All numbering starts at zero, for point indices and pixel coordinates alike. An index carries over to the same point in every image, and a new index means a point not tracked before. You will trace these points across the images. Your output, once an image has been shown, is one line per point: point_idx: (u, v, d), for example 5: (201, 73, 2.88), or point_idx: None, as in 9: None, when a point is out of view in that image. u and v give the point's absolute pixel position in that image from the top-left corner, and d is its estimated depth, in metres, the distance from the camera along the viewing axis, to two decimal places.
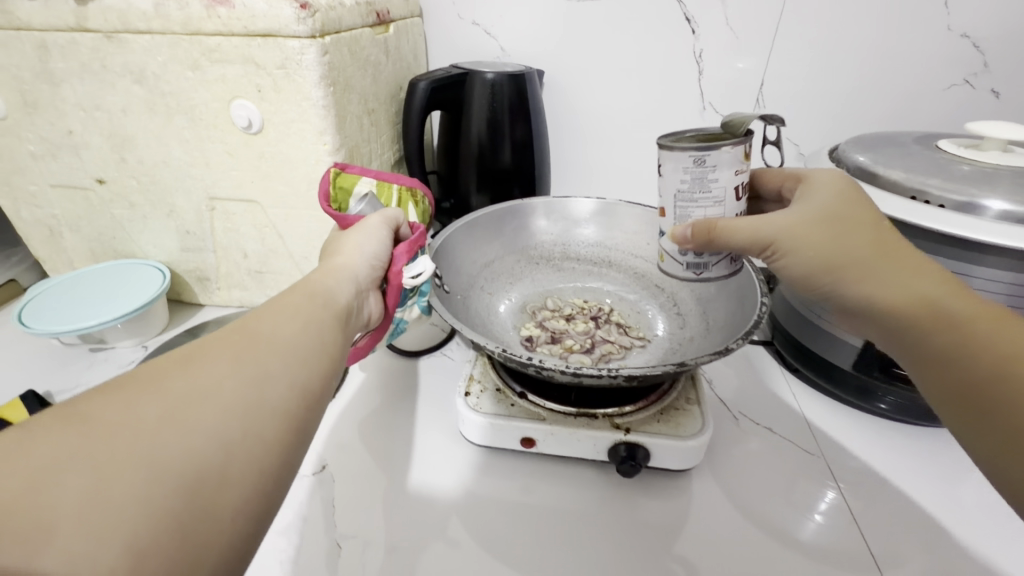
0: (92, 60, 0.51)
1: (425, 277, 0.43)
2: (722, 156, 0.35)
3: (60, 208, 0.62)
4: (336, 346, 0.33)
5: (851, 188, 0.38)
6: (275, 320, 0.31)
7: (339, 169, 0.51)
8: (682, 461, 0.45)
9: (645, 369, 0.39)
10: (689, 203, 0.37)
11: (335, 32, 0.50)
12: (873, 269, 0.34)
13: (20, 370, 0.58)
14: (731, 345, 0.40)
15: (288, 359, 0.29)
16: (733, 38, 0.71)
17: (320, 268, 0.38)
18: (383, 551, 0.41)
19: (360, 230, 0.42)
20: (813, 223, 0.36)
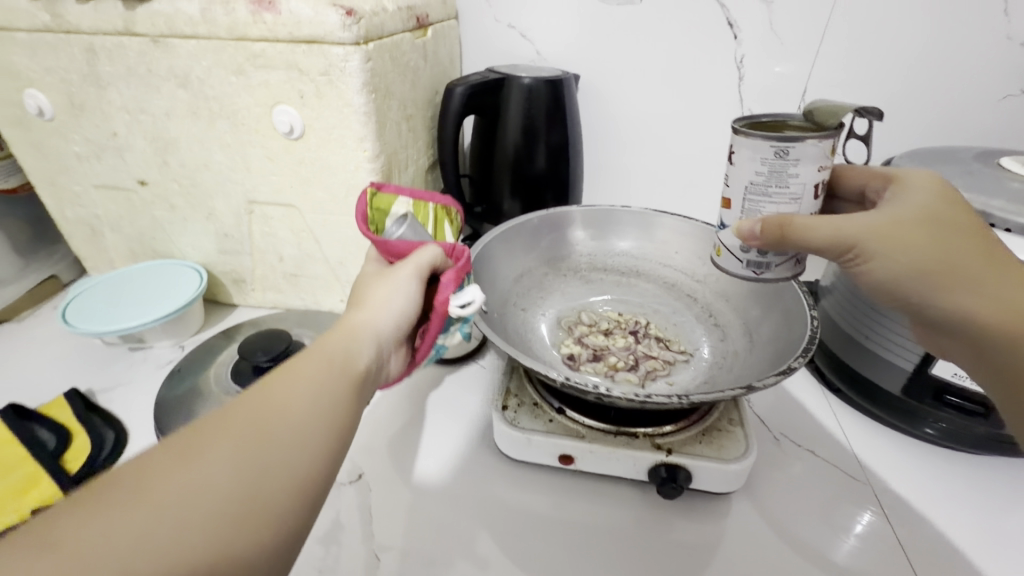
0: (138, 64, 0.51)
1: (474, 307, 0.40)
2: (807, 149, 0.32)
3: (103, 209, 0.63)
4: (345, 414, 0.33)
5: (947, 192, 0.35)
6: (290, 387, 0.32)
7: (374, 189, 0.46)
8: (724, 485, 0.44)
9: (714, 394, 0.38)
10: (761, 198, 0.34)
11: (378, 38, 0.50)
12: (970, 281, 0.33)
13: (63, 366, 0.59)
14: (793, 364, 0.39)
15: (298, 431, 0.30)
16: (777, 43, 0.69)
17: (343, 319, 0.38)
18: (419, 564, 0.41)
19: (388, 277, 0.40)
20: (911, 226, 0.33)
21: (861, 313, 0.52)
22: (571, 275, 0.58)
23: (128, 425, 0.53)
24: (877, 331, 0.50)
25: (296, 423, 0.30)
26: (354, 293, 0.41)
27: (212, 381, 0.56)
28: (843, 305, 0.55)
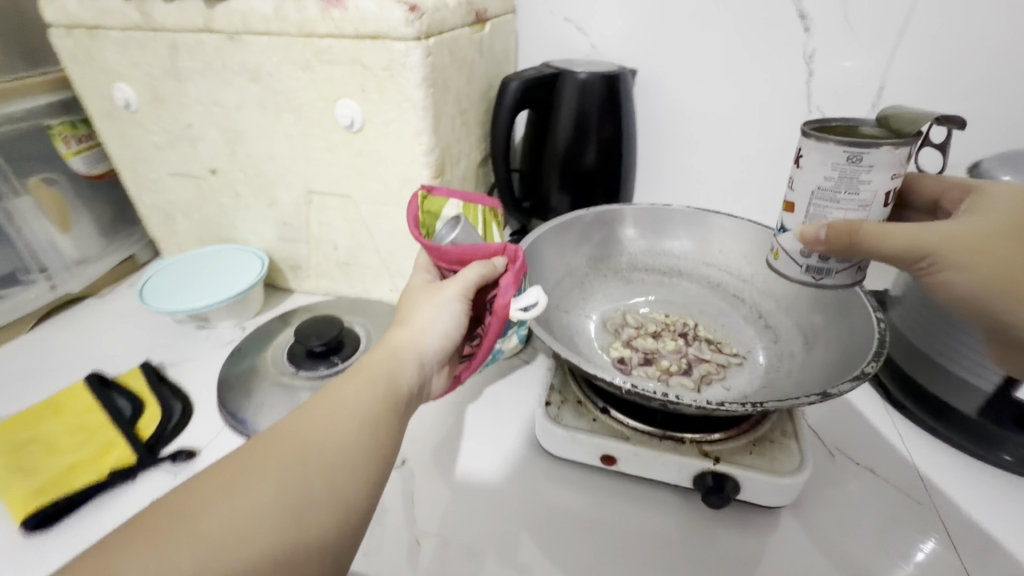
0: (215, 58, 0.54)
1: (536, 309, 0.39)
2: (883, 155, 0.31)
3: (177, 195, 0.68)
4: (382, 445, 0.34)
5: None
6: (331, 412, 0.34)
7: (425, 191, 0.46)
8: (774, 498, 0.42)
9: (787, 402, 0.37)
10: (828, 202, 0.34)
11: (438, 33, 0.51)
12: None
13: (137, 340, 0.64)
14: (866, 369, 0.38)
15: (337, 453, 0.32)
16: (851, 37, 0.65)
17: (383, 343, 0.40)
18: (459, 553, 0.41)
19: (431, 296, 0.42)
20: (988, 238, 0.36)
21: (934, 325, 0.48)
22: (619, 276, 0.57)
23: (193, 399, 0.56)
24: (954, 345, 0.47)
25: (336, 446, 0.33)
26: (401, 309, 0.43)
27: (269, 363, 0.58)
28: (913, 317, 0.51)
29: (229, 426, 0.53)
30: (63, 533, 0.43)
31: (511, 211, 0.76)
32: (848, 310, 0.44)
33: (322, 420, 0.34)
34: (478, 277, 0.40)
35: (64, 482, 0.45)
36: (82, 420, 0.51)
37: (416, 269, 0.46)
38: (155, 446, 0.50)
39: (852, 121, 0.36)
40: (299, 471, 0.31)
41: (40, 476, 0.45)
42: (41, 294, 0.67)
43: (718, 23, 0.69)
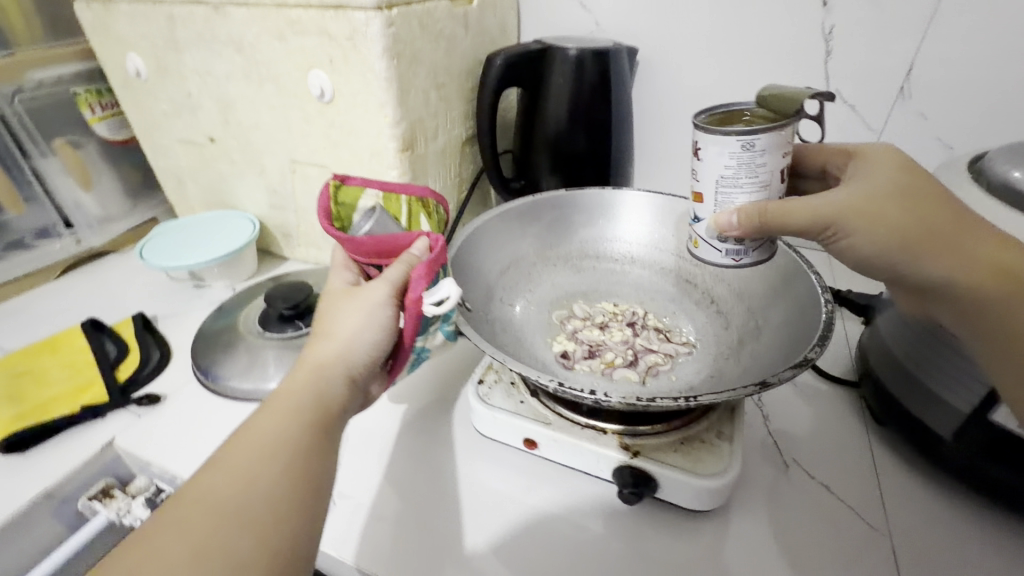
0: (205, 29, 0.57)
1: (450, 304, 0.36)
2: (773, 140, 0.34)
3: (184, 161, 0.72)
4: (315, 476, 0.31)
5: (908, 162, 0.38)
6: (245, 458, 0.30)
7: (339, 181, 0.43)
8: (695, 501, 0.40)
9: (724, 394, 0.35)
10: (734, 188, 0.36)
11: (405, 4, 0.50)
12: (944, 237, 0.35)
13: (140, 294, 0.69)
14: (809, 355, 0.37)
15: (258, 503, 0.29)
16: (876, 12, 0.58)
17: (303, 362, 0.35)
18: (367, 518, 0.42)
19: (354, 300, 0.37)
20: (874, 199, 0.36)
21: (920, 335, 0.43)
22: (566, 266, 0.55)
23: (173, 350, 0.61)
24: (939, 357, 0.41)
25: (254, 495, 0.29)
26: (321, 313, 0.38)
27: (241, 322, 0.61)
28: (900, 322, 0.46)
29: (197, 377, 0.56)
30: (33, 455, 0.48)
31: (498, 191, 0.74)
32: (799, 309, 0.42)
33: (236, 471, 0.30)
34: (400, 273, 0.37)
35: (42, 411, 0.50)
36: (73, 358, 0.57)
37: (334, 267, 0.41)
38: (127, 387, 0.54)
39: (730, 108, 0.39)
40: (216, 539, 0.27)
41: (25, 403, 0.51)
42: (65, 247, 0.75)
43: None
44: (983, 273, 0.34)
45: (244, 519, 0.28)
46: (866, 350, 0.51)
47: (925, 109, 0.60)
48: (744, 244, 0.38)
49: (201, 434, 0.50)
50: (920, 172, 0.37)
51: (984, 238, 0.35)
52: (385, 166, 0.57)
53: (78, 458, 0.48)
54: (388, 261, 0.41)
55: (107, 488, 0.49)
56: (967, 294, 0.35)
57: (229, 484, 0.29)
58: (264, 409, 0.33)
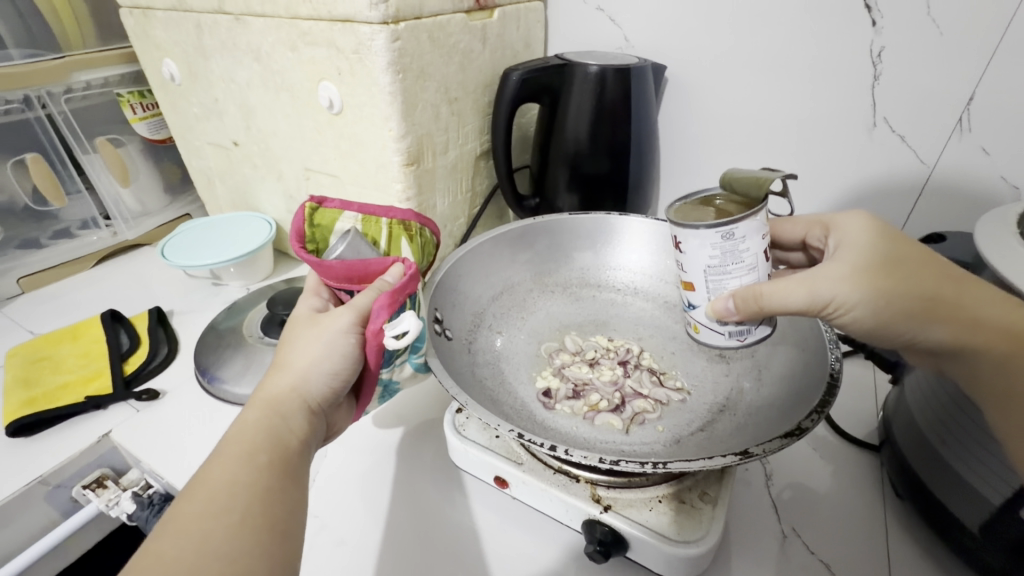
0: (228, 38, 0.59)
1: (411, 336, 0.35)
2: (750, 225, 0.34)
3: (212, 163, 0.75)
4: (279, 518, 0.28)
5: (887, 227, 0.36)
6: (194, 511, 0.27)
7: (316, 204, 0.47)
8: (667, 567, 0.36)
9: (699, 462, 0.31)
10: (723, 275, 0.35)
11: (413, 18, 0.50)
12: (946, 302, 0.32)
13: (163, 288, 0.73)
14: (804, 424, 0.33)
15: (216, 553, 0.25)
16: (934, 36, 0.51)
17: (255, 401, 0.33)
18: (327, 541, 0.42)
19: (316, 328, 0.36)
20: (863, 267, 0.34)
21: (950, 409, 0.37)
22: (559, 294, 0.54)
23: (181, 346, 0.63)
24: (972, 439, 0.35)
25: (210, 546, 0.26)
26: (282, 345, 0.38)
27: (245, 324, 0.62)
28: (930, 388, 0.40)
29: (196, 377, 0.58)
30: (38, 440, 0.51)
31: (512, 207, 0.71)
32: (806, 365, 0.38)
33: (186, 526, 0.26)
34: (367, 302, 0.37)
35: (50, 398, 0.53)
36: (88, 348, 0.60)
37: (305, 293, 0.42)
38: (131, 381, 0.56)
39: (704, 192, 0.39)
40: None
41: (37, 388, 0.54)
42: (102, 239, 0.79)
43: (766, 14, 0.58)
44: (997, 336, 0.31)
45: (203, 574, 0.25)
46: (892, 413, 0.45)
47: (988, 144, 0.53)
48: (745, 324, 0.37)
49: (189, 435, 0.51)
50: (903, 234, 0.35)
51: (987, 296, 0.32)
52: (390, 180, 0.57)
53: (75, 447, 0.50)
54: (358, 286, 0.41)
55: (101, 477, 0.52)
56: (983, 356, 0.32)
57: (176, 546, 0.25)
58: (211, 457, 0.30)
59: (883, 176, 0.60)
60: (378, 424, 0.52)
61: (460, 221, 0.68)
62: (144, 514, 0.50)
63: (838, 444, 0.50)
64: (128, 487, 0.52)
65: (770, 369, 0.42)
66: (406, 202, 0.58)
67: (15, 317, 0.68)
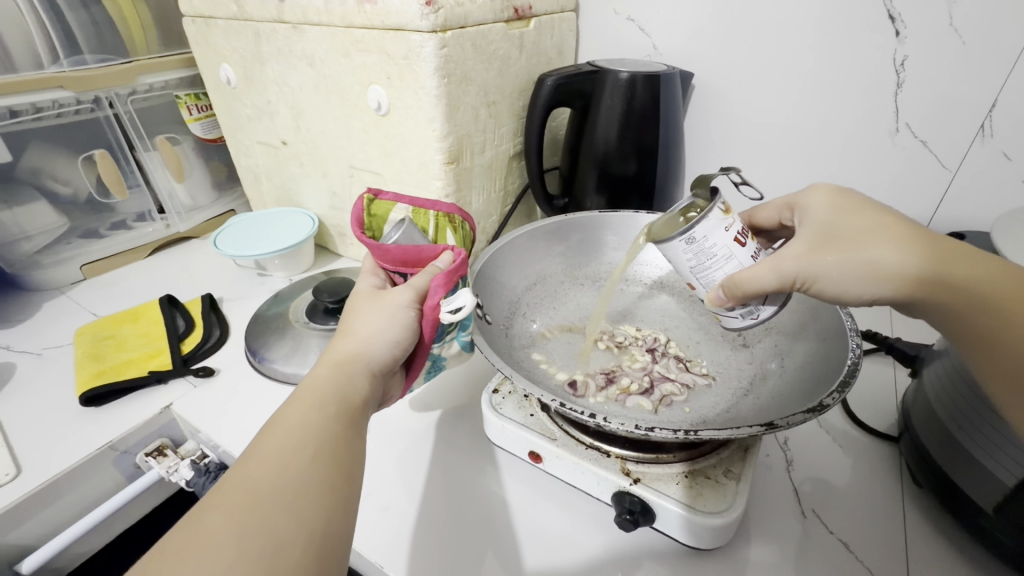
0: (284, 44, 0.63)
1: (464, 312, 0.39)
2: (707, 225, 0.39)
3: (261, 161, 0.80)
4: (346, 462, 0.32)
5: (842, 199, 0.39)
6: (276, 447, 0.31)
7: (373, 195, 0.51)
8: (692, 537, 0.39)
9: (727, 431, 0.33)
10: (707, 272, 0.40)
11: (459, 27, 0.54)
12: (900, 261, 0.34)
13: (213, 278, 0.78)
14: (825, 401, 0.35)
15: (293, 485, 0.29)
16: (957, 46, 0.53)
17: (325, 360, 0.37)
18: (372, 507, 0.45)
19: (379, 303, 0.41)
20: (820, 242, 0.37)
21: (967, 397, 0.39)
22: (587, 286, 0.58)
23: (231, 330, 0.67)
24: (985, 423, 0.37)
25: (288, 478, 0.30)
26: (344, 316, 0.42)
27: (291, 310, 0.66)
28: (948, 378, 0.41)
29: (246, 358, 0.62)
30: (107, 410, 0.55)
31: (541, 206, 0.74)
32: (825, 351, 0.41)
33: (269, 458, 0.30)
34: (424, 282, 0.41)
35: (117, 371, 0.58)
36: (148, 329, 0.64)
37: (363, 273, 0.46)
38: (188, 359, 0.60)
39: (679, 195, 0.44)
40: (255, 521, 0.27)
41: (104, 363, 0.59)
42: (157, 230, 0.85)
43: (793, 24, 0.60)
44: (941, 288, 0.33)
45: (281, 499, 0.29)
46: (911, 405, 0.47)
47: (1011, 149, 0.55)
48: (753, 305, 0.40)
49: (242, 409, 0.55)
50: (863, 203, 0.38)
51: (942, 249, 0.34)
52: (431, 178, 0.61)
53: (141, 416, 0.54)
54: (411, 270, 0.46)
55: (162, 446, 0.56)
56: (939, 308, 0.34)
57: (263, 474, 0.30)
58: (288, 405, 0.34)
59: (905, 180, 0.62)
60: (416, 406, 0.56)
61: (492, 218, 0.72)
62: (201, 480, 0.54)
63: (858, 436, 0.51)
64: (185, 457, 0.56)
65: (792, 357, 0.44)
66: (445, 198, 0.62)
67: (79, 301, 0.74)
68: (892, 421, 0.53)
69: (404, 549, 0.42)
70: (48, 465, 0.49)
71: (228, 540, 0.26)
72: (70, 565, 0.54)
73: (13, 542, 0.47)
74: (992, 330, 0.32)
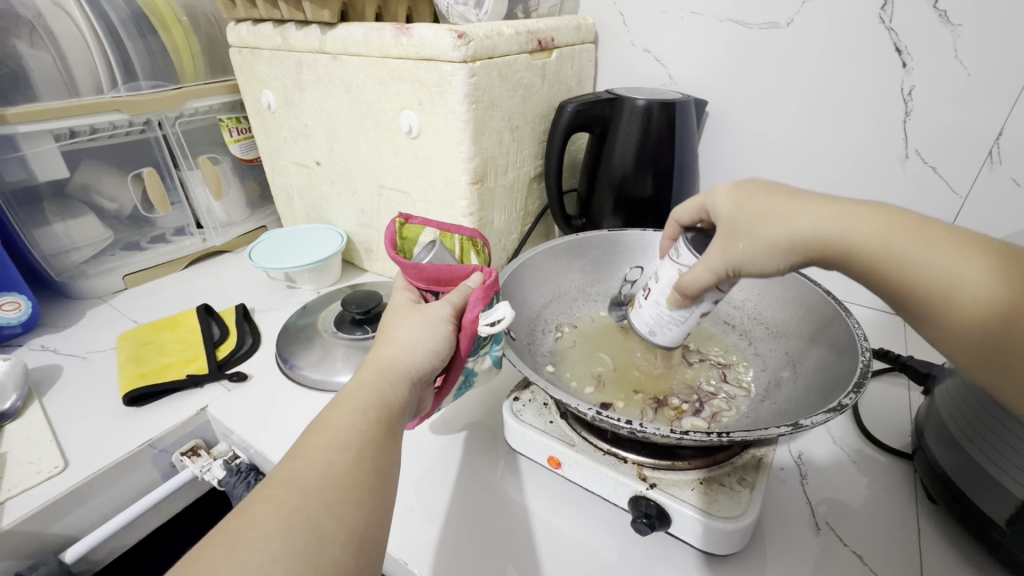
0: (323, 73, 0.68)
1: (503, 323, 0.42)
2: (641, 321, 0.49)
3: (294, 180, 0.85)
4: (380, 469, 0.34)
5: (744, 186, 0.41)
6: (321, 448, 0.33)
7: (403, 220, 0.54)
8: (704, 541, 0.41)
9: (757, 432, 0.35)
10: (668, 314, 0.45)
11: (487, 58, 0.58)
12: (791, 231, 0.36)
13: (245, 290, 0.82)
14: (843, 401, 0.37)
15: (337, 487, 0.31)
16: (963, 77, 0.56)
17: (369, 365, 0.40)
18: (397, 508, 0.47)
19: (420, 315, 0.43)
20: (728, 232, 0.40)
21: (981, 411, 0.40)
22: (600, 303, 0.62)
23: (263, 339, 0.71)
24: (996, 432, 0.38)
25: (332, 479, 0.32)
26: (383, 327, 0.44)
27: (320, 321, 0.69)
28: (962, 393, 0.43)
29: (278, 365, 0.65)
30: (148, 410, 0.58)
31: (559, 226, 0.77)
32: (835, 348, 0.46)
33: (315, 458, 0.33)
34: (460, 298, 0.45)
35: (158, 374, 0.61)
36: (185, 336, 0.68)
37: (397, 289, 0.49)
38: (223, 364, 0.64)
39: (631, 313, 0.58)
40: (302, 516, 0.29)
41: (145, 366, 0.62)
42: (194, 244, 0.90)
43: (803, 57, 0.63)
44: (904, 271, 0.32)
45: (326, 499, 0.31)
46: (925, 420, 0.47)
47: (1019, 174, 0.57)
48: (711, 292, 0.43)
49: (273, 412, 0.58)
50: (759, 188, 0.40)
51: (831, 212, 0.35)
52: (456, 197, 0.65)
53: (179, 418, 0.57)
54: (443, 288, 0.49)
55: (195, 447, 0.59)
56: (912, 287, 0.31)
57: (309, 471, 0.32)
58: (332, 407, 0.36)
59: (916, 206, 0.64)
60: (432, 424, 0.57)
61: (513, 237, 0.75)
62: (231, 480, 0.57)
63: (873, 454, 0.52)
64: (217, 457, 0.59)
65: (804, 363, 0.49)
66: (468, 217, 0.66)
67: (120, 309, 0.78)
68: (906, 439, 0.54)
69: (428, 546, 0.44)
70: (93, 460, 0.52)
71: (277, 533, 0.28)
72: (105, 557, 0.57)
73: (58, 533, 0.50)
74: (999, 333, 0.27)
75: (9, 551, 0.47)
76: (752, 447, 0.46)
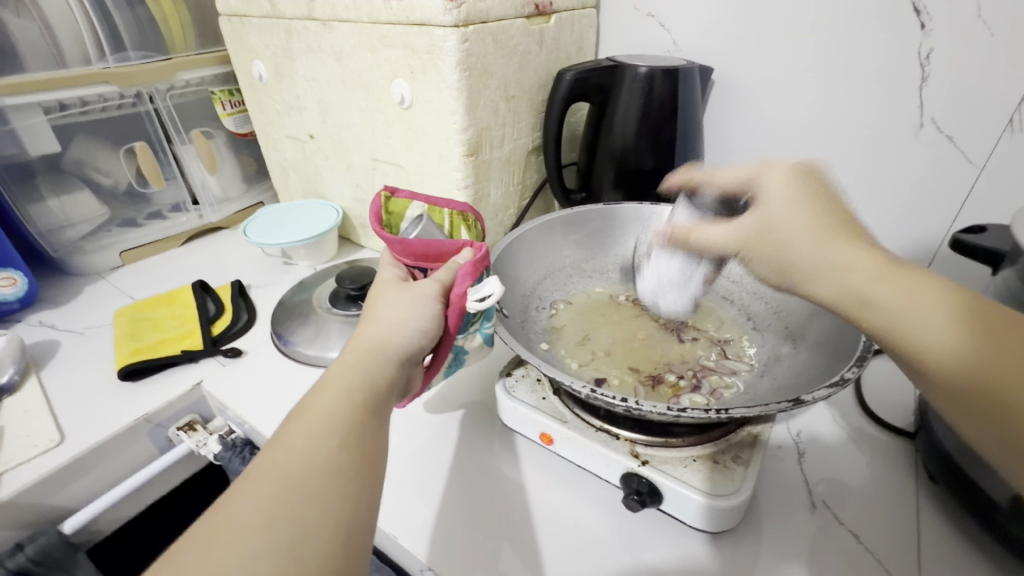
0: (313, 41, 0.66)
1: (492, 299, 0.42)
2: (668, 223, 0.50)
3: (289, 155, 0.83)
4: (367, 454, 0.33)
5: (794, 181, 0.38)
6: (304, 435, 0.32)
7: (390, 193, 0.53)
8: (697, 519, 0.40)
9: (758, 408, 0.34)
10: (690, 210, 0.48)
11: (481, 22, 0.55)
12: (812, 255, 0.34)
13: (241, 266, 0.82)
14: (846, 377, 0.36)
15: (322, 474, 0.31)
16: (985, 38, 0.53)
17: (355, 345, 0.39)
18: (389, 483, 0.47)
19: (407, 292, 0.42)
20: (760, 229, 0.38)
21: None
22: (595, 278, 0.60)
23: (258, 314, 0.70)
24: None
25: (317, 467, 0.31)
26: (370, 304, 0.43)
27: (315, 297, 0.68)
28: None
29: (273, 340, 0.65)
30: (144, 385, 0.59)
31: (558, 201, 0.75)
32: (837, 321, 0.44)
33: (298, 445, 0.32)
34: (449, 274, 0.43)
35: (154, 349, 0.61)
36: (181, 311, 0.68)
37: (384, 265, 0.48)
38: (218, 340, 0.64)
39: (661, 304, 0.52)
40: (285, 509, 0.29)
41: (141, 342, 0.62)
42: (190, 220, 0.89)
43: (816, 20, 0.60)
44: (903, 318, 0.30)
45: (311, 488, 0.30)
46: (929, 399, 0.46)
47: None
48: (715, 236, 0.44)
49: (267, 388, 0.58)
50: (810, 192, 0.37)
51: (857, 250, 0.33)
52: (451, 169, 0.63)
53: (173, 393, 0.57)
54: (432, 264, 0.48)
55: (191, 422, 0.59)
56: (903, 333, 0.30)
57: (291, 459, 0.31)
58: (315, 392, 0.36)
59: (929, 179, 0.61)
60: (425, 400, 0.57)
61: (510, 211, 0.73)
62: (228, 454, 0.58)
63: (873, 432, 0.51)
64: (213, 432, 0.60)
65: (805, 336, 0.47)
66: (463, 190, 0.64)
67: (117, 285, 0.78)
68: (909, 418, 0.52)
69: (417, 520, 0.44)
70: (89, 433, 0.52)
71: (260, 527, 0.28)
72: (107, 528, 0.58)
73: (56, 504, 0.51)
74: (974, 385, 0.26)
75: (8, 521, 0.48)
76: (749, 424, 0.45)
